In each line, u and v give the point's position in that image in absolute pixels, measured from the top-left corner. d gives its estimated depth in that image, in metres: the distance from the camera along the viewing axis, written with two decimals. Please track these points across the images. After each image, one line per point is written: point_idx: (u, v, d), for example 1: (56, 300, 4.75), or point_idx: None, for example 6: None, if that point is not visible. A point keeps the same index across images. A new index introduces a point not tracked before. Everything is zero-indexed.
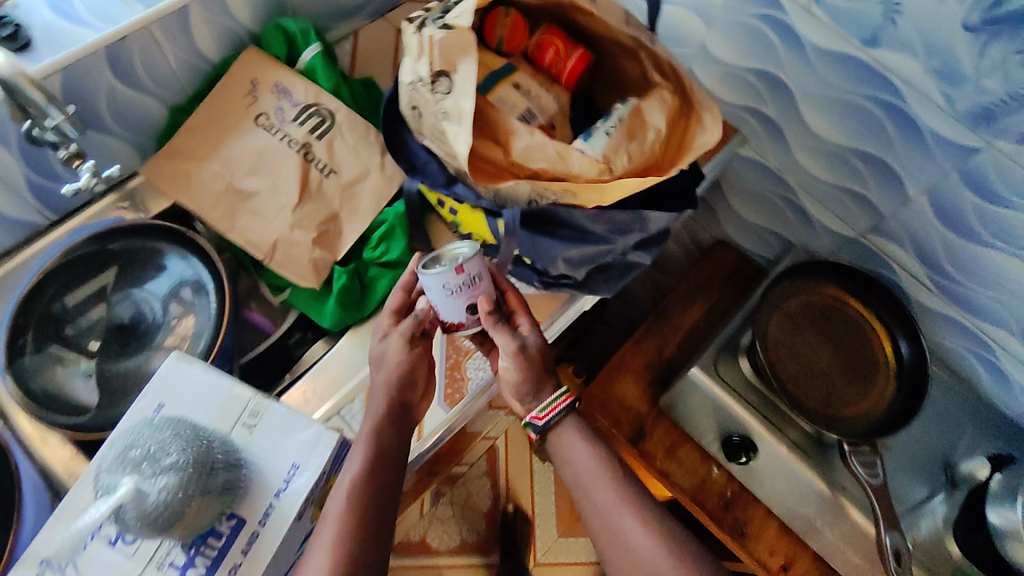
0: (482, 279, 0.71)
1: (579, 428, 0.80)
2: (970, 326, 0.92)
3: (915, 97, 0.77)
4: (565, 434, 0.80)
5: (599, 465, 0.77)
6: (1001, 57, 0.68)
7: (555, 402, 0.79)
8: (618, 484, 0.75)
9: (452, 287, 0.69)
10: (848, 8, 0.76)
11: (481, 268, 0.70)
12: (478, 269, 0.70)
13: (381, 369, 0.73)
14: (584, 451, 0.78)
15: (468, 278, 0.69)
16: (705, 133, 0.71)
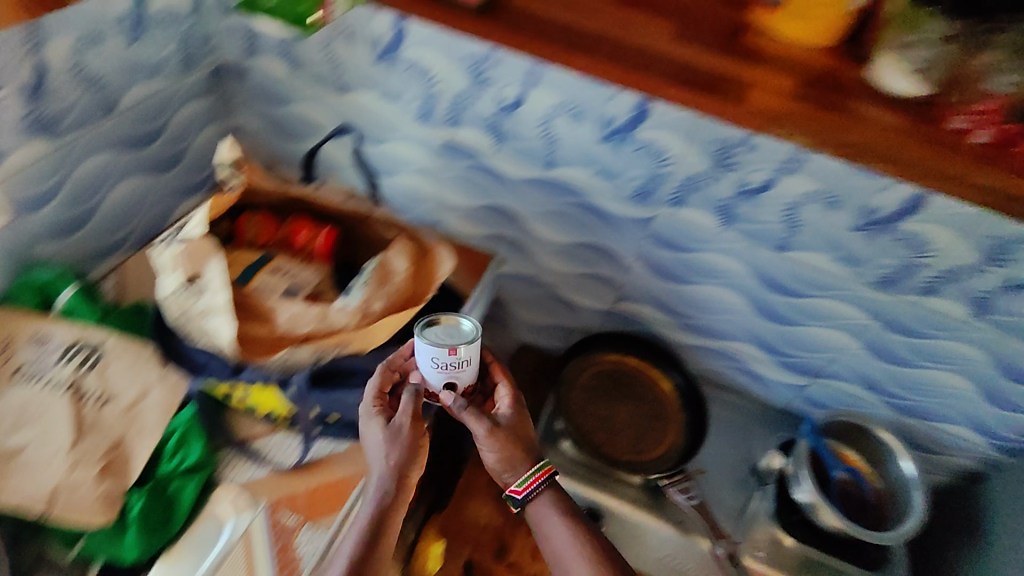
0: (470, 366, 0.75)
1: (556, 503, 0.78)
2: (718, 348, 1.12)
3: (596, 193, 1.00)
4: (541, 508, 0.78)
5: (578, 543, 0.74)
6: (630, 153, 0.93)
7: (533, 476, 0.77)
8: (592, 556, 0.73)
9: (440, 361, 0.72)
10: (524, 146, 0.99)
11: (472, 353, 0.74)
12: (471, 355, 0.74)
13: (378, 448, 0.74)
14: (561, 531, 0.76)
15: (459, 358, 0.73)
16: (443, 263, 0.85)
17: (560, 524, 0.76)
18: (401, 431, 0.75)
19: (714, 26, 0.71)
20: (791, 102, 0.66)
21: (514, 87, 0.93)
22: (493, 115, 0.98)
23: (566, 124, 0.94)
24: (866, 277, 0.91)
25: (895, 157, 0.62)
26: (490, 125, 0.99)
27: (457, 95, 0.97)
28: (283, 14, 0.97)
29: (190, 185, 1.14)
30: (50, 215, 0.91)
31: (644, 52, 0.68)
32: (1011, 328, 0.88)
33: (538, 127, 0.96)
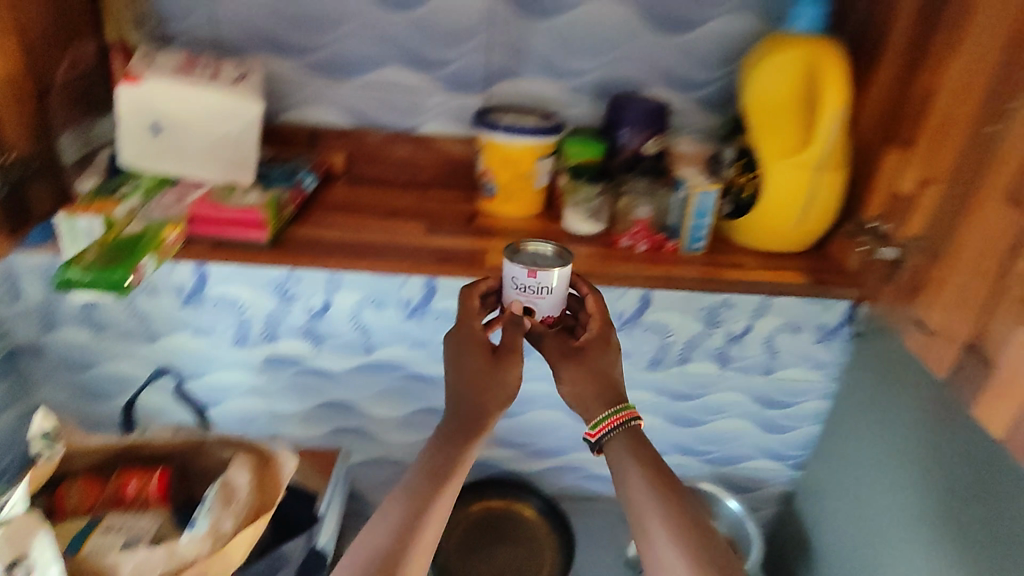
0: (550, 295, 0.69)
1: (629, 447, 0.66)
2: (565, 464, 1.24)
3: (418, 363, 1.06)
4: (616, 455, 0.67)
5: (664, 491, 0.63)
6: (433, 321, 1.01)
7: (605, 419, 0.69)
8: (655, 495, 0.63)
9: (518, 283, 0.68)
10: (340, 343, 1.04)
11: (557, 278, 0.68)
12: (551, 283, 0.68)
13: (466, 367, 0.70)
14: (635, 473, 0.64)
15: (535, 282, 0.68)
16: (283, 465, 0.89)
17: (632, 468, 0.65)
18: (506, 362, 0.70)
19: (452, 216, 0.89)
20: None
21: (318, 294, 0.98)
22: (305, 322, 1.01)
23: (372, 314, 1.00)
24: (641, 363, 1.11)
25: (610, 277, 0.80)
26: (305, 332, 1.02)
27: (267, 314, 1.00)
28: (87, 257, 0.72)
29: None
30: None
31: (395, 245, 0.82)
32: (748, 369, 1.09)
33: (348, 322, 1.01)
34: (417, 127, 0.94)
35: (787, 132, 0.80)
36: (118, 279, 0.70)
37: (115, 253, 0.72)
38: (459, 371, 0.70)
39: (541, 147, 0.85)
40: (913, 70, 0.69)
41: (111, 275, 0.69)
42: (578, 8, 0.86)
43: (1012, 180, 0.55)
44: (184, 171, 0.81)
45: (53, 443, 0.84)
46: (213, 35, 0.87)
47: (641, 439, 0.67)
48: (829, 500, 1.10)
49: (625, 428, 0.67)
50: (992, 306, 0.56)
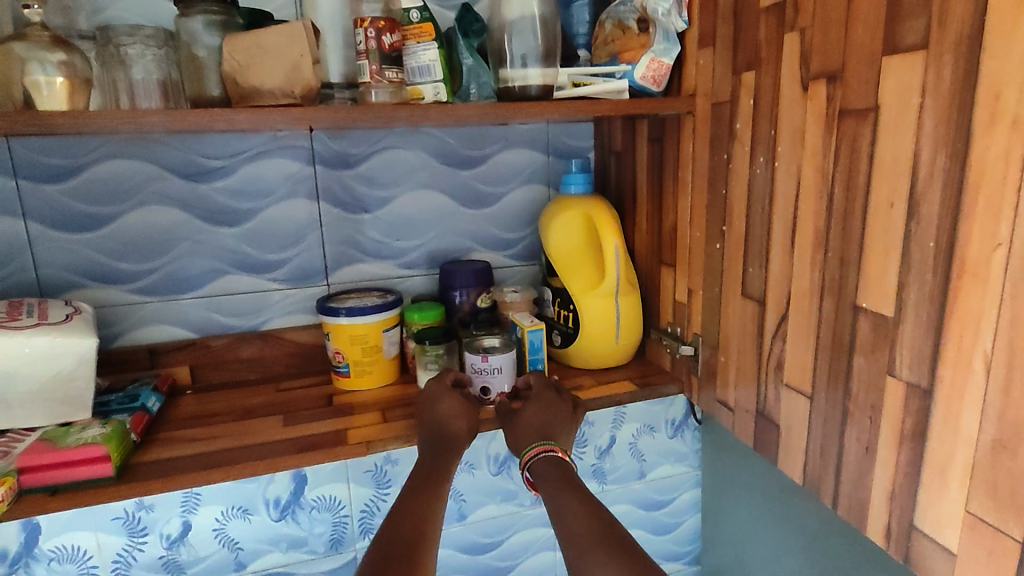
0: (502, 373, 0.88)
1: (554, 466, 0.74)
2: None
3: (296, 565, 0.99)
4: (540, 472, 0.74)
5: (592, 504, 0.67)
6: (308, 516, 0.97)
7: (533, 452, 0.77)
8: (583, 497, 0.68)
9: (476, 366, 0.87)
10: (206, 567, 0.94)
11: (503, 364, 0.88)
12: (501, 365, 0.87)
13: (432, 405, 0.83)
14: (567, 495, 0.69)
15: (488, 366, 0.87)
16: None
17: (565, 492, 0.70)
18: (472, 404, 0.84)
19: (310, 401, 0.92)
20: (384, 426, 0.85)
21: (175, 518, 0.90)
22: (164, 553, 0.91)
23: (237, 524, 0.93)
24: (525, 501, 1.14)
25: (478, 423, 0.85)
26: (164, 564, 0.92)
27: (114, 556, 0.89)
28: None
29: None
30: None
31: (257, 445, 0.81)
32: (623, 478, 1.15)
33: (213, 539, 0.93)
34: (263, 323, 0.98)
35: (585, 270, 0.96)
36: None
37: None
38: (441, 408, 0.82)
39: (386, 322, 0.93)
40: (660, 210, 0.89)
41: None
42: (395, 198, 1.00)
43: (741, 280, 0.73)
44: (10, 423, 0.76)
45: None
46: (35, 278, 0.87)
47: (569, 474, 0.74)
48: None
49: (547, 459, 0.75)
50: (762, 376, 0.71)
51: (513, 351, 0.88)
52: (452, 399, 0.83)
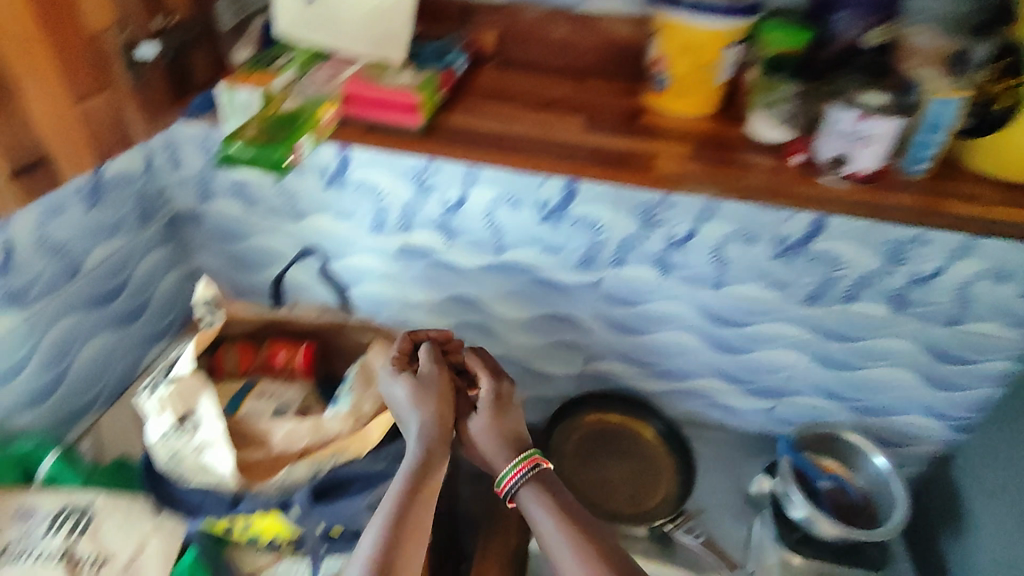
0: (874, 143, 0.76)
1: (536, 492, 0.77)
2: (689, 388, 1.21)
3: (545, 267, 1.10)
4: (531, 496, 0.76)
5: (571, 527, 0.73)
6: (568, 229, 1.04)
7: (512, 471, 0.77)
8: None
9: (845, 127, 0.76)
10: (473, 239, 1.09)
11: (878, 134, 0.75)
12: (875, 132, 0.75)
13: (409, 400, 0.79)
14: (547, 520, 0.74)
15: (862, 130, 0.75)
16: (419, 353, 0.89)
17: (546, 514, 0.75)
18: (405, 378, 0.81)
19: (614, 108, 0.87)
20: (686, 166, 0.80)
21: (455, 189, 1.03)
22: (441, 216, 1.08)
23: (506, 214, 1.04)
24: (795, 297, 1.04)
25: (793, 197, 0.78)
26: (439, 225, 1.09)
27: (404, 205, 1.07)
28: (250, 130, 0.83)
29: (154, 332, 1.18)
30: (25, 385, 0.92)
31: (565, 138, 0.83)
32: (929, 317, 1.00)
33: (482, 219, 1.06)
34: (579, 4, 0.90)
35: None
36: (276, 159, 0.80)
37: (277, 127, 0.82)
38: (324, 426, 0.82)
39: (733, 33, 0.79)
40: None
41: (270, 156, 0.79)
42: None
43: None
44: (349, 49, 0.89)
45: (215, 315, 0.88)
46: None
47: (553, 485, 0.78)
48: (990, 467, 1.01)
49: (530, 479, 0.77)
50: None
51: (904, 119, 0.74)
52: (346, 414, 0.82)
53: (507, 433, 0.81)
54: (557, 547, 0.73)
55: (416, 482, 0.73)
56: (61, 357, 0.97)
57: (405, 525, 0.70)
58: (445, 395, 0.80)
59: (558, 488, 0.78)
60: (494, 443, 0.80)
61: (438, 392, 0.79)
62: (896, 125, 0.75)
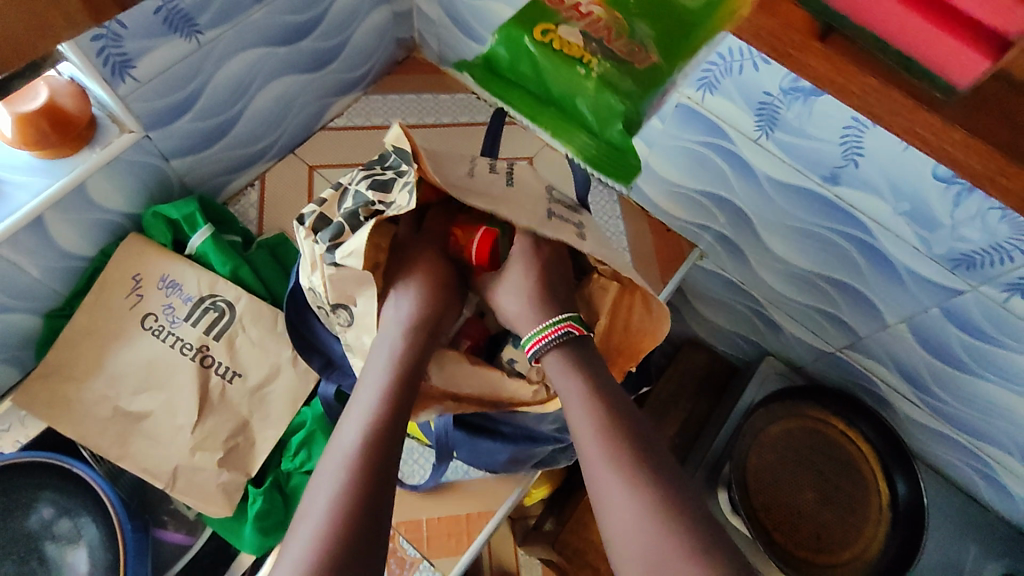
0: None
1: (565, 349, 0.57)
2: (963, 442, 0.86)
3: (886, 235, 0.70)
4: (549, 353, 0.57)
5: (606, 413, 0.53)
6: (976, 209, 0.61)
7: (544, 330, 0.57)
8: (622, 444, 0.51)
9: None
10: (801, 145, 0.68)
11: None
12: None
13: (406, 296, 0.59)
14: (580, 403, 0.54)
15: None
16: (661, 318, 0.64)
17: (574, 399, 0.55)
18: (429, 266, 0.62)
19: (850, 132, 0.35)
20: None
21: None
22: (773, 93, 0.66)
23: (886, 139, 0.61)
24: None
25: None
26: (760, 105, 0.68)
27: (726, 52, 0.66)
28: (599, 58, 0.66)
29: (346, 82, 0.94)
30: (185, 128, 0.75)
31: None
32: None
33: (839, 129, 0.64)
34: None
35: None
36: (619, 113, 0.66)
37: (626, 67, 0.66)
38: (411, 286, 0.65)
39: None
40: None
41: (606, 107, 0.66)
42: None
43: None
44: None
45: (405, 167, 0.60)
46: None
47: (589, 353, 0.57)
48: None
49: (563, 344, 0.57)
50: None
51: None
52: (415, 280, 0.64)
53: (543, 290, 0.60)
54: (578, 424, 0.53)
55: (402, 367, 0.54)
56: (232, 102, 0.78)
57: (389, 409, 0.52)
58: (443, 293, 0.60)
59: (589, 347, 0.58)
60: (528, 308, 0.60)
61: (434, 273, 0.60)
62: None
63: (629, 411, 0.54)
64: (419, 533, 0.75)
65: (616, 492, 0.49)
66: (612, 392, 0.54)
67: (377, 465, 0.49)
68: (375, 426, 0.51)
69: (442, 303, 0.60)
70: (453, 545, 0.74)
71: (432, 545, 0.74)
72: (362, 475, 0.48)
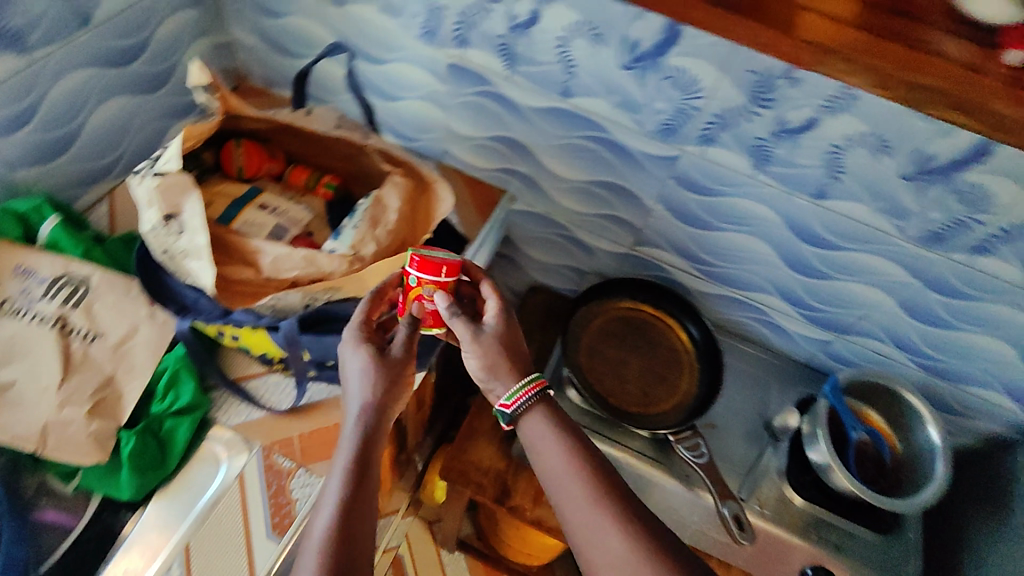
0: None
1: (548, 415, 0.68)
2: (739, 297, 1.08)
3: (616, 127, 0.92)
4: (534, 421, 0.68)
5: (577, 458, 0.64)
6: (656, 84, 0.83)
7: (523, 389, 0.68)
8: (602, 495, 0.62)
9: None
10: (538, 71, 0.90)
11: None
12: None
13: (361, 375, 0.66)
14: (559, 453, 0.65)
15: None
16: (444, 200, 0.79)
17: (553, 445, 0.66)
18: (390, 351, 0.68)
19: None
20: (748, 21, 0.57)
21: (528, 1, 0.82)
22: (504, 34, 0.87)
23: (583, 48, 0.84)
24: (911, 231, 0.83)
25: (897, 81, 0.54)
26: (500, 46, 0.89)
27: (464, 10, 0.87)
28: None
29: (181, 107, 1.08)
30: (26, 139, 0.86)
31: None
32: None
33: (554, 49, 0.86)
34: None
35: None
36: None
37: None
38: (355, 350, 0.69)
39: None
40: None
41: None
42: None
43: None
44: None
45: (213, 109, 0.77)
46: None
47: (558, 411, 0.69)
48: None
49: (540, 401, 0.69)
50: None
51: None
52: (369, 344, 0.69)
53: (511, 358, 0.69)
54: (560, 477, 0.63)
55: (359, 463, 0.61)
56: (70, 117, 0.89)
57: (356, 487, 0.60)
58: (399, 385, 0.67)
59: (564, 413, 0.69)
60: (497, 366, 0.68)
61: (375, 360, 0.66)
62: None
63: (604, 467, 0.64)
64: (292, 447, 0.84)
65: (607, 531, 0.59)
66: (585, 447, 0.65)
67: (346, 546, 0.56)
68: (355, 506, 0.58)
69: (391, 377, 0.67)
70: (325, 450, 0.84)
71: (306, 454, 0.84)
72: (335, 555, 0.55)
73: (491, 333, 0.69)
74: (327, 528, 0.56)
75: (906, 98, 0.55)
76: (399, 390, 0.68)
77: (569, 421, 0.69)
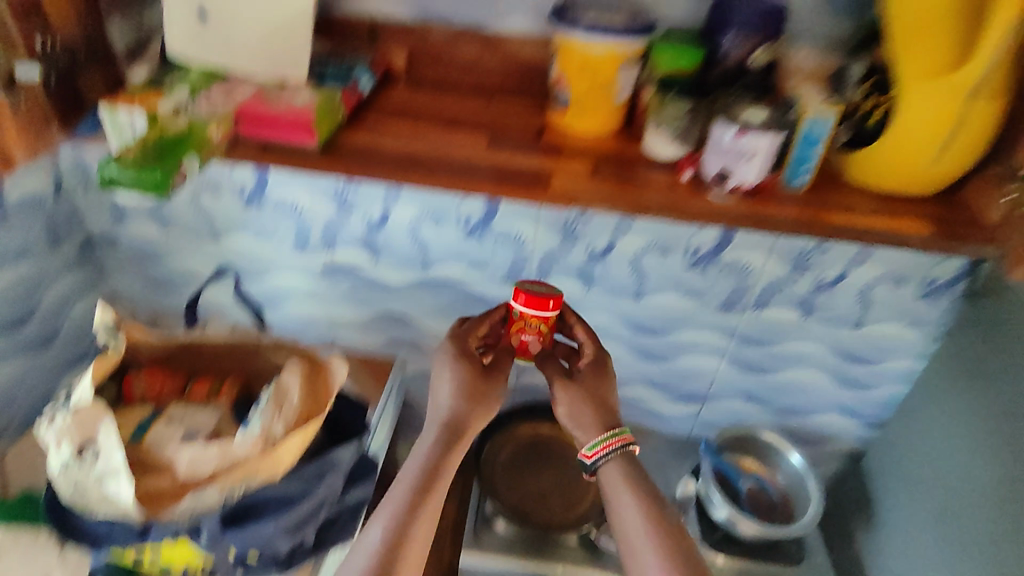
0: (754, 160, 0.68)
1: (624, 475, 0.82)
2: (615, 394, 1.24)
3: (473, 283, 1.11)
4: (609, 471, 0.82)
5: (647, 513, 0.77)
6: (492, 243, 1.05)
7: (607, 442, 0.84)
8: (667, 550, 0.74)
9: (734, 147, 0.67)
10: (398, 255, 1.09)
11: (734, 159, 0.69)
12: (758, 146, 0.67)
13: (450, 386, 0.85)
14: (630, 503, 0.78)
15: (739, 147, 0.67)
16: (338, 372, 0.90)
17: (623, 494, 0.80)
18: (493, 376, 0.88)
19: (520, 129, 0.79)
20: (489, 182, 0.70)
21: (378, 205, 1.03)
22: (364, 233, 1.07)
23: (429, 230, 1.05)
24: (712, 304, 1.07)
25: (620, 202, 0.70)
26: (364, 242, 1.08)
27: (328, 222, 1.06)
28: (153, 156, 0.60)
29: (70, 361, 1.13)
30: None
31: (446, 158, 0.72)
32: (834, 321, 1.05)
33: (407, 235, 1.06)
34: (489, 26, 0.82)
35: (943, 44, 0.66)
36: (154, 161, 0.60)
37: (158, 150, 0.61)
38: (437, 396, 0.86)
39: (629, 51, 0.72)
40: None
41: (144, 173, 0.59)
42: None
43: None
44: (234, 63, 0.72)
45: (116, 342, 0.87)
46: None
47: (636, 466, 0.83)
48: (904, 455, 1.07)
49: (620, 456, 0.83)
50: None
51: (766, 140, 0.66)
52: (445, 388, 0.86)
53: (600, 414, 0.86)
54: (634, 526, 0.77)
55: (442, 454, 0.80)
56: None
57: (420, 495, 0.76)
58: (492, 391, 0.87)
59: (641, 473, 0.83)
60: (583, 418, 0.86)
61: (468, 375, 0.86)
62: (760, 153, 0.67)
63: (675, 531, 0.76)
64: None
65: None
66: (659, 509, 0.78)
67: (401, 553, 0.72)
68: (405, 512, 0.74)
69: (479, 398, 0.86)
70: None
71: None
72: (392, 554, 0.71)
73: (578, 385, 0.88)
74: (416, 471, 0.78)
75: (639, 209, 0.71)
76: (467, 415, 0.85)
77: (646, 480, 0.82)
